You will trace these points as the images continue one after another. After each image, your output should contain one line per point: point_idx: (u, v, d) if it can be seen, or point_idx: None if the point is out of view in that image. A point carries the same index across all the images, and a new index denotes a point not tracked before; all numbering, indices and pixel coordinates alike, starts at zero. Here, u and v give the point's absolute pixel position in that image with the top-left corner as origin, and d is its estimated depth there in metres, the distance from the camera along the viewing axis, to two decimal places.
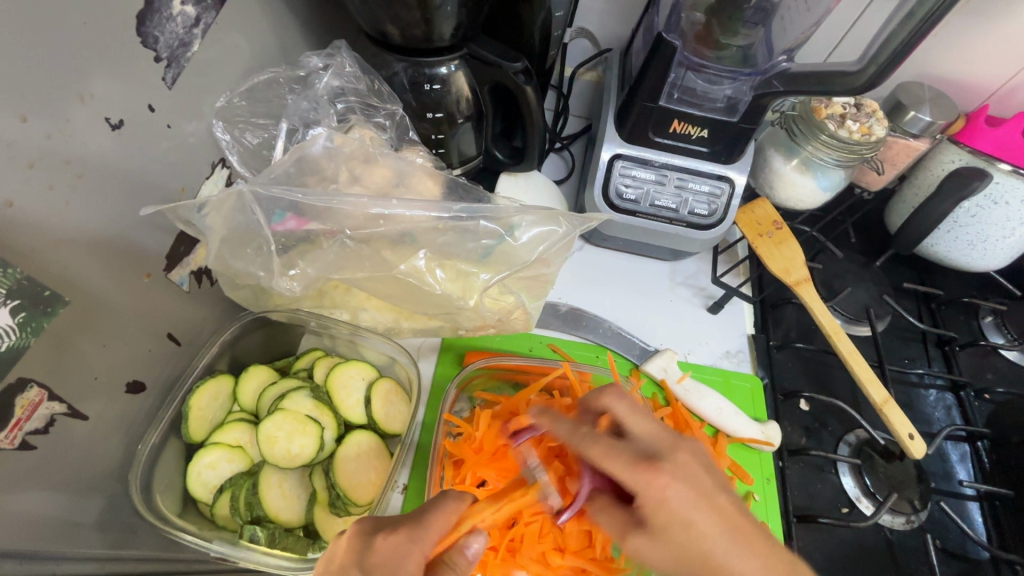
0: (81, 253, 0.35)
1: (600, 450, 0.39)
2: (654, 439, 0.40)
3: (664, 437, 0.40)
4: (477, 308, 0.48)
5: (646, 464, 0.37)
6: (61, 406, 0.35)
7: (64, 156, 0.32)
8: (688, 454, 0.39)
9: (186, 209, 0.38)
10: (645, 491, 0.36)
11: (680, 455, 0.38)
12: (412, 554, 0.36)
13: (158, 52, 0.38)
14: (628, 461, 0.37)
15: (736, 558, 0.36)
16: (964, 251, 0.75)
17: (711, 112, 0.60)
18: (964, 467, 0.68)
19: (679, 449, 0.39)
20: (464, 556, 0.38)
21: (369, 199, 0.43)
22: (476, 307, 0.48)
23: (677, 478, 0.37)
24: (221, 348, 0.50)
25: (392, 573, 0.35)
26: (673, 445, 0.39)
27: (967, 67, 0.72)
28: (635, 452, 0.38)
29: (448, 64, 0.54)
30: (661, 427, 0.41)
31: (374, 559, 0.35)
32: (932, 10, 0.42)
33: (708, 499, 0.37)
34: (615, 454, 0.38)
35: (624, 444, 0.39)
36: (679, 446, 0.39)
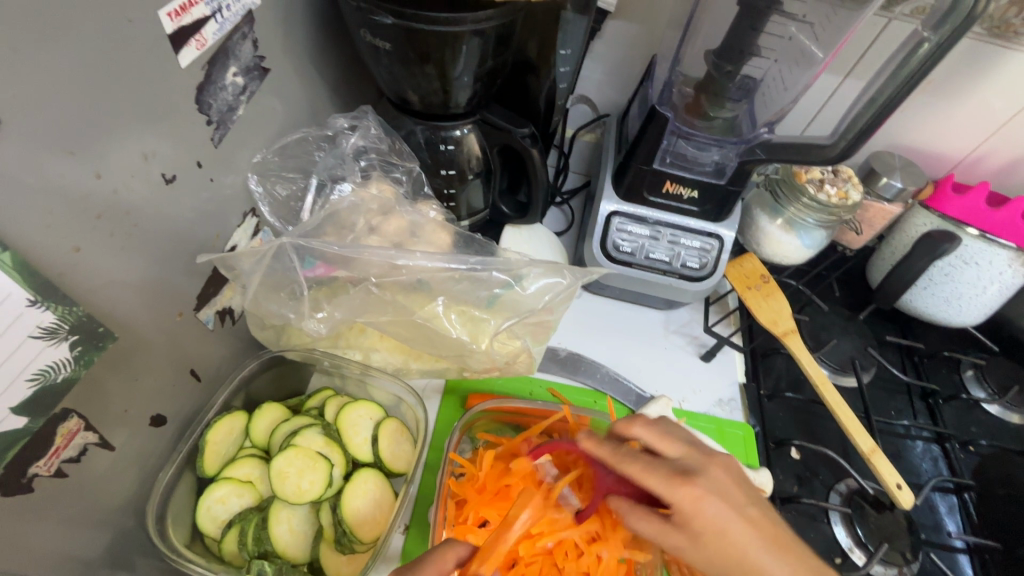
0: (128, 293, 0.38)
1: (638, 466, 0.41)
2: (688, 456, 0.41)
3: (697, 454, 0.41)
4: (488, 351, 0.51)
5: (682, 477, 0.39)
6: (93, 436, 0.38)
7: (125, 208, 0.36)
8: (722, 470, 0.40)
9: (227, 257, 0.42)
10: (679, 501, 0.38)
11: (714, 471, 0.40)
12: None
13: (210, 117, 0.42)
14: (667, 473, 0.39)
15: (772, 563, 0.38)
16: (941, 307, 0.80)
17: (700, 175, 0.65)
18: (953, 518, 0.69)
19: (714, 465, 0.41)
20: None
21: (394, 251, 0.47)
22: (487, 350, 0.51)
23: (710, 491, 0.39)
24: (237, 387, 0.53)
25: None
26: (707, 463, 0.41)
27: (934, 138, 0.79)
28: (674, 467, 0.40)
29: (461, 128, 0.60)
30: (692, 447, 0.42)
31: None
32: (890, 97, 0.48)
33: (744, 513, 0.39)
34: (655, 466, 0.40)
35: (663, 458, 0.41)
36: (713, 462, 0.41)
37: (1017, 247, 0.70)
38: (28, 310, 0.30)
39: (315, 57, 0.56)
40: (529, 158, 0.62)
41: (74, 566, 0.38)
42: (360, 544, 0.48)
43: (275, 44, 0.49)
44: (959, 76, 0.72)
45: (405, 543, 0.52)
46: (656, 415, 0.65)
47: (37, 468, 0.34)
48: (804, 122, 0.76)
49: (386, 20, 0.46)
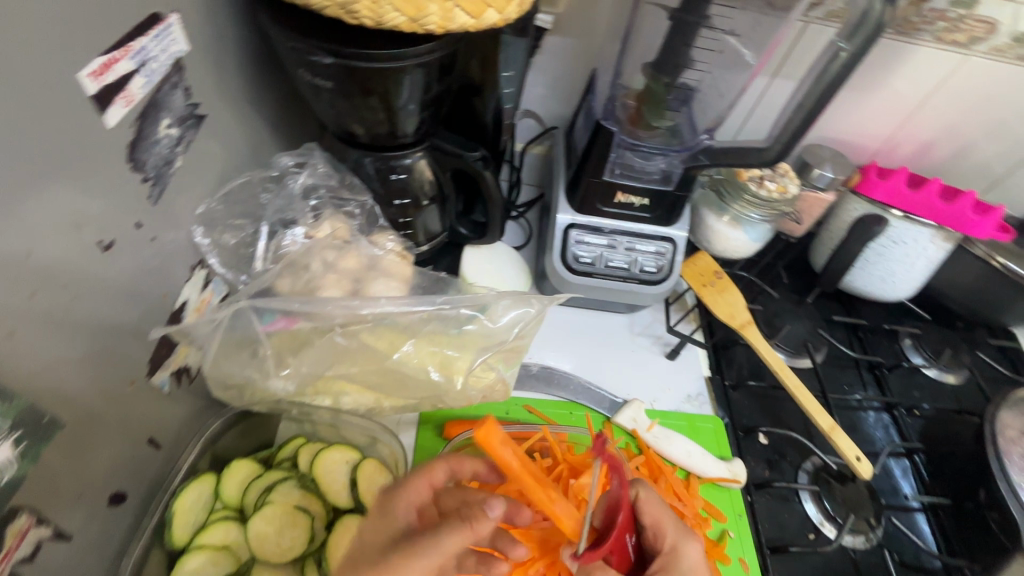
0: (72, 372, 0.35)
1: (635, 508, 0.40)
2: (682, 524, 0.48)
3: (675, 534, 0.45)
4: (464, 389, 0.52)
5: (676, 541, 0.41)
6: (48, 529, 0.35)
7: (61, 282, 0.34)
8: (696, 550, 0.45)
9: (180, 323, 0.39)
10: None
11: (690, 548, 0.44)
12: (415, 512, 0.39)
13: (146, 174, 0.40)
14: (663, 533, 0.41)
15: None
16: (878, 285, 0.85)
17: (649, 183, 0.67)
18: (908, 481, 0.74)
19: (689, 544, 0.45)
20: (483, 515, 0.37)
21: (358, 302, 0.46)
22: (462, 388, 0.52)
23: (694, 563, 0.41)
24: (202, 449, 0.50)
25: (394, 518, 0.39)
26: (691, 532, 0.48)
27: (856, 129, 0.85)
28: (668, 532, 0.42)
29: (412, 155, 0.60)
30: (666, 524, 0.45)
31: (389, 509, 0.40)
32: (817, 101, 0.51)
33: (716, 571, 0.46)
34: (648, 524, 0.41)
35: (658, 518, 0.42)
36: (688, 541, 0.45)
37: (937, 225, 0.77)
38: None
39: (253, 96, 0.54)
40: (483, 181, 0.62)
41: None
42: None
43: (209, 90, 0.47)
44: (872, 71, 0.78)
45: None
46: (631, 419, 0.67)
47: None
48: (739, 123, 0.80)
49: (326, 59, 0.45)
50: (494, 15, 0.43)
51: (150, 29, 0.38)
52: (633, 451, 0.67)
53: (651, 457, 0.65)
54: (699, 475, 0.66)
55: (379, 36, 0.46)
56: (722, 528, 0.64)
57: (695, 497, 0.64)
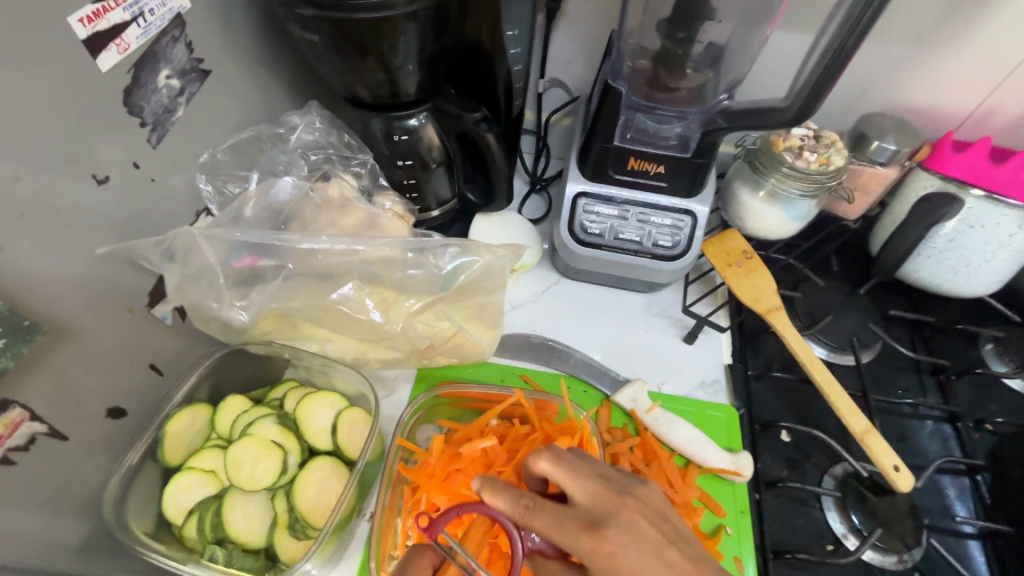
0: (66, 290, 0.40)
1: (544, 519, 0.38)
2: (596, 500, 0.39)
3: (606, 496, 0.39)
4: (406, 331, 0.54)
5: (591, 529, 0.38)
6: (41, 426, 0.40)
7: (53, 207, 0.38)
8: (632, 510, 0.39)
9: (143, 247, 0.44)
10: (589, 554, 0.37)
11: (624, 512, 0.39)
12: None
13: (144, 119, 0.44)
14: (574, 526, 0.38)
15: None
16: (949, 277, 0.73)
17: (665, 149, 0.63)
18: (963, 503, 0.64)
19: (624, 508, 0.39)
20: None
21: (301, 237, 0.50)
22: (404, 331, 0.54)
23: (624, 542, 0.37)
24: (201, 377, 0.54)
25: None
26: (617, 504, 0.39)
27: (932, 95, 0.73)
28: (580, 518, 0.38)
29: (417, 116, 0.61)
30: (598, 481, 0.40)
31: None
32: (839, 46, 0.45)
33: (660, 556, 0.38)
34: (563, 516, 0.38)
35: (568, 509, 0.39)
36: (624, 502, 0.39)
37: None
38: None
39: (264, 57, 0.57)
40: (485, 144, 0.62)
41: (42, 548, 0.41)
42: (313, 530, 0.49)
43: (213, 46, 0.50)
44: (954, 25, 0.67)
45: (368, 529, 0.54)
46: (630, 398, 0.64)
47: None
48: (782, 88, 0.72)
49: (309, 12, 0.46)
50: None
51: None
52: (630, 432, 0.63)
53: (647, 440, 0.62)
54: (699, 464, 0.61)
55: None
56: (718, 523, 0.59)
57: (692, 486, 0.59)
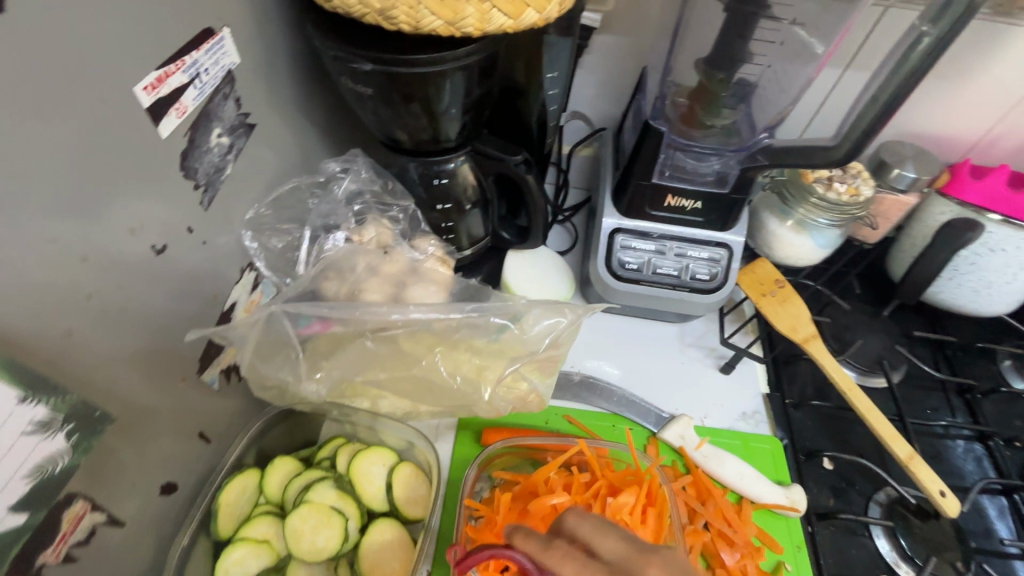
0: (126, 369, 0.38)
1: None
2: None
3: None
4: (492, 399, 0.51)
5: None
6: (101, 515, 0.37)
7: (116, 285, 0.36)
8: None
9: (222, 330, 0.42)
10: None
11: None
12: None
13: (197, 181, 0.42)
14: None
15: None
16: (970, 297, 0.76)
17: (702, 186, 0.63)
18: (1004, 523, 0.65)
19: None
20: None
21: (388, 308, 0.46)
22: (490, 399, 0.51)
23: None
24: (249, 442, 0.52)
25: None
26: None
27: (946, 123, 0.76)
28: None
29: (455, 160, 0.60)
30: None
31: None
32: (893, 94, 0.46)
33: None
34: None
35: None
36: None
37: None
38: (20, 406, 0.30)
39: (302, 105, 0.56)
40: (526, 184, 0.61)
41: None
42: None
43: (259, 100, 0.49)
44: (969, 57, 0.69)
45: None
46: (678, 436, 0.63)
47: (44, 556, 0.33)
48: (805, 121, 0.74)
49: (366, 67, 0.46)
50: (534, 14, 0.42)
51: (202, 43, 0.40)
52: (680, 470, 0.63)
53: (699, 478, 0.61)
54: (752, 500, 0.61)
55: (419, 42, 0.46)
56: (777, 560, 0.59)
57: (749, 523, 0.59)
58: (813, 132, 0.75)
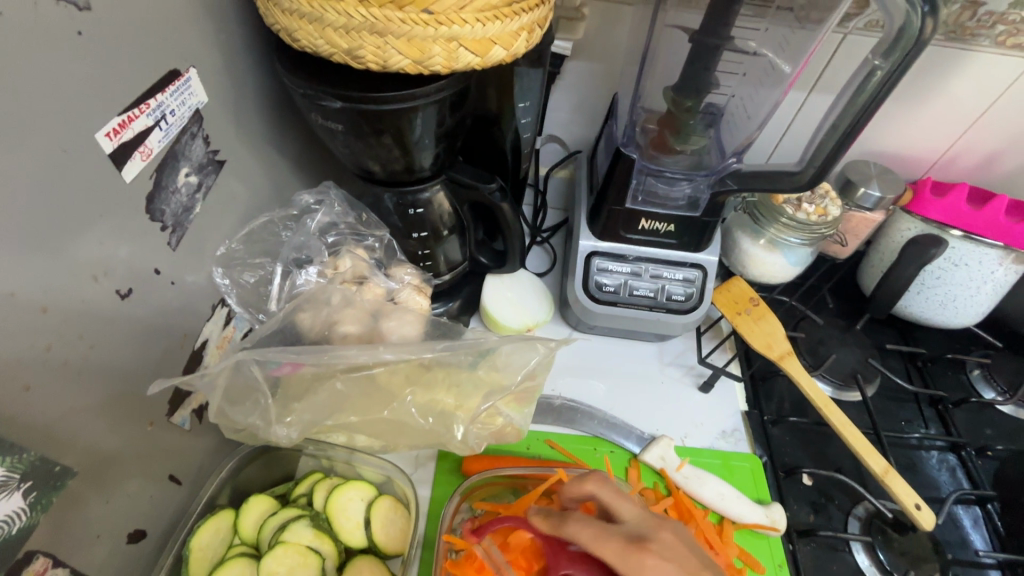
0: (91, 417, 0.37)
1: (592, 531, 0.42)
2: (641, 523, 0.44)
3: (650, 519, 0.44)
4: (465, 439, 0.51)
5: (636, 545, 0.41)
6: (63, 570, 0.36)
7: (78, 334, 0.35)
8: (672, 534, 0.42)
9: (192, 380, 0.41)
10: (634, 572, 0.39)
11: (663, 534, 0.42)
12: None
13: (164, 222, 0.42)
14: (621, 543, 0.41)
15: None
16: (937, 310, 0.78)
17: (675, 210, 0.64)
18: (979, 533, 0.66)
19: (664, 529, 0.43)
20: None
21: (358, 351, 0.46)
22: (464, 438, 0.51)
23: (666, 559, 0.40)
24: (222, 482, 0.51)
25: None
26: (658, 527, 0.43)
27: (907, 142, 0.79)
28: (626, 534, 0.42)
29: (429, 189, 0.60)
30: (644, 511, 0.45)
31: None
32: (851, 124, 0.48)
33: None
34: (608, 536, 0.42)
35: (614, 527, 0.43)
36: (664, 527, 0.43)
37: (1004, 246, 0.69)
38: None
39: (274, 139, 0.56)
40: (501, 212, 0.61)
41: None
42: None
43: (228, 137, 0.48)
44: (925, 80, 0.72)
45: None
46: (658, 457, 0.64)
47: None
48: (773, 142, 0.76)
49: (335, 104, 0.46)
50: (501, 51, 0.43)
51: (167, 85, 0.40)
52: (662, 492, 0.63)
53: (681, 500, 0.61)
54: (733, 520, 0.61)
55: (389, 80, 0.46)
56: None
57: (730, 544, 0.60)
58: (781, 153, 0.77)
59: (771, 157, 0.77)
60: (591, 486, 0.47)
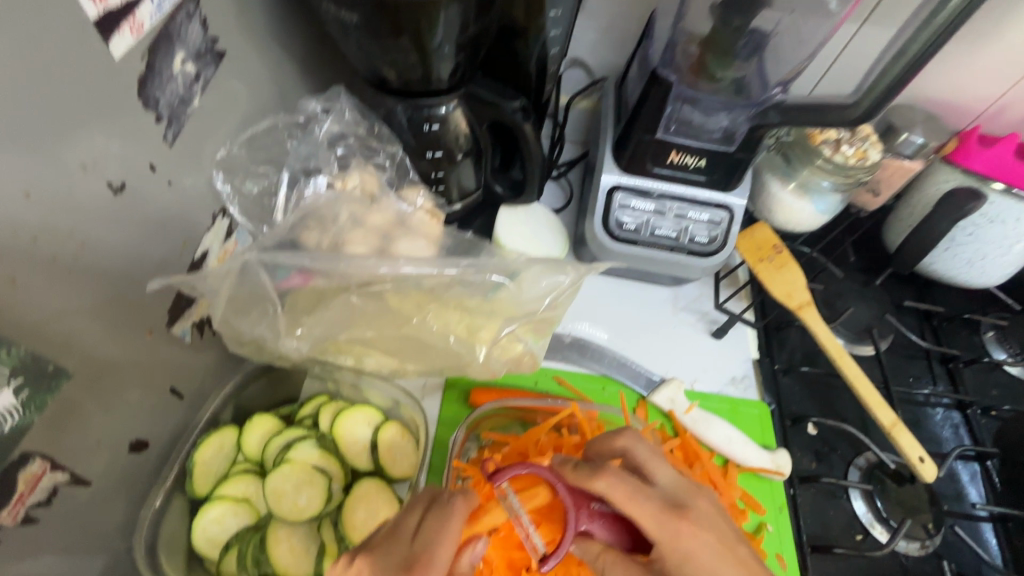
0: (84, 319, 0.34)
1: (624, 490, 0.40)
2: (678, 488, 0.43)
3: (687, 486, 0.43)
4: (488, 360, 0.50)
5: (675, 512, 0.40)
6: (63, 474, 0.35)
7: (67, 227, 0.32)
8: (707, 504, 0.42)
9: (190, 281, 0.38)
10: (662, 536, 0.39)
11: (700, 502, 0.42)
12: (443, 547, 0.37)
13: (159, 112, 0.38)
14: (659, 507, 0.40)
15: None
16: (963, 269, 0.75)
17: (708, 142, 0.60)
18: (975, 487, 0.67)
19: (700, 498, 0.43)
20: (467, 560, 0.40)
21: (376, 260, 0.42)
22: (486, 360, 0.50)
23: (700, 528, 0.40)
24: (226, 398, 0.50)
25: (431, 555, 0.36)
26: (696, 495, 0.43)
27: (960, 87, 0.73)
28: (664, 500, 0.41)
29: (446, 105, 0.54)
30: (682, 476, 0.44)
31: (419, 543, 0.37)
32: (922, 49, 0.43)
33: (733, 552, 0.40)
34: (641, 498, 0.40)
35: (652, 490, 0.41)
36: (701, 494, 0.43)
37: None
38: None
39: (279, 35, 0.51)
40: (522, 133, 0.57)
41: None
42: None
43: (229, 24, 0.43)
44: (992, 16, 0.66)
45: None
46: (668, 399, 0.63)
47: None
48: (821, 72, 0.70)
49: None
50: None
51: None
52: (668, 433, 0.63)
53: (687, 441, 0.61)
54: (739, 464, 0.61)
55: None
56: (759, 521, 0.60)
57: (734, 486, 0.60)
58: (827, 86, 0.71)
59: (816, 89, 0.72)
60: (625, 442, 0.46)
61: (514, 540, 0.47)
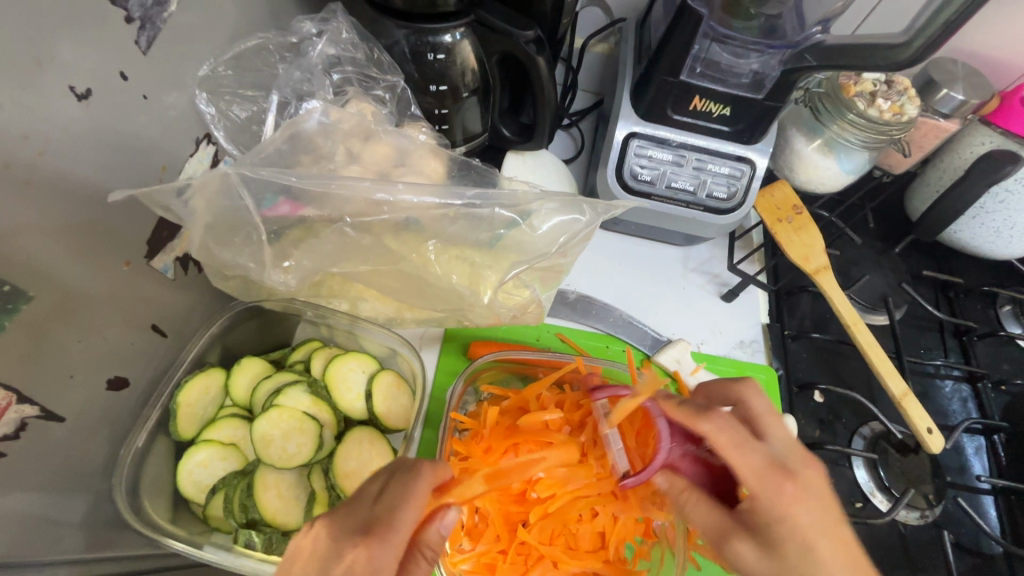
0: (48, 241, 0.31)
1: (733, 438, 0.38)
2: (791, 449, 0.38)
3: (799, 451, 0.38)
4: (491, 304, 0.47)
5: (783, 472, 0.36)
6: (31, 408, 0.32)
7: (21, 133, 0.28)
8: (817, 474, 0.37)
9: (164, 195, 0.35)
10: (758, 489, 0.36)
11: (809, 471, 0.37)
12: (409, 513, 0.35)
13: (129, 12, 0.33)
14: (765, 463, 0.37)
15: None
16: (988, 238, 0.72)
17: (735, 88, 0.56)
18: (979, 460, 0.66)
19: (812, 467, 0.37)
20: (437, 535, 0.37)
21: (370, 183, 0.40)
22: (490, 303, 0.47)
23: (802, 495, 0.35)
24: (212, 339, 0.48)
25: (392, 526, 0.34)
26: (806, 463, 0.37)
27: (1008, 41, 0.68)
28: (773, 457, 0.37)
29: (453, 31, 0.49)
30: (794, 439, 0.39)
31: (379, 506, 0.35)
32: None
33: (834, 528, 0.35)
34: (750, 449, 0.37)
35: (760, 444, 0.38)
36: (814, 464, 0.38)
37: None
38: None
39: None
40: (535, 69, 0.51)
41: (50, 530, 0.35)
42: None
43: None
44: None
45: None
46: (673, 360, 0.60)
47: None
48: (868, 9, 0.64)
49: None
50: None
51: None
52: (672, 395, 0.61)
53: None
54: None
55: None
56: None
57: None
58: (873, 24, 0.66)
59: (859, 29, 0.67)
60: (744, 391, 0.42)
61: (513, 494, 0.46)
